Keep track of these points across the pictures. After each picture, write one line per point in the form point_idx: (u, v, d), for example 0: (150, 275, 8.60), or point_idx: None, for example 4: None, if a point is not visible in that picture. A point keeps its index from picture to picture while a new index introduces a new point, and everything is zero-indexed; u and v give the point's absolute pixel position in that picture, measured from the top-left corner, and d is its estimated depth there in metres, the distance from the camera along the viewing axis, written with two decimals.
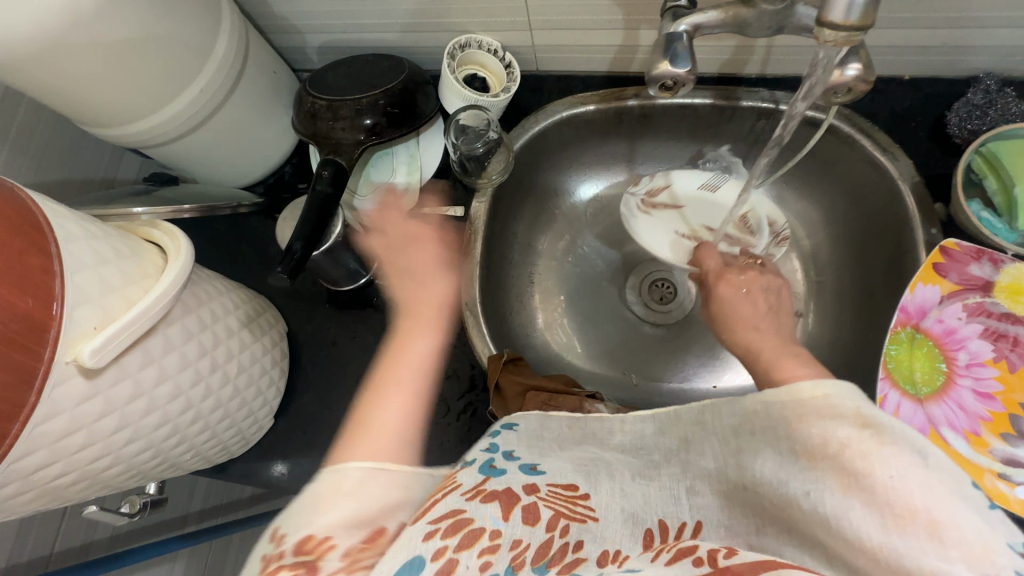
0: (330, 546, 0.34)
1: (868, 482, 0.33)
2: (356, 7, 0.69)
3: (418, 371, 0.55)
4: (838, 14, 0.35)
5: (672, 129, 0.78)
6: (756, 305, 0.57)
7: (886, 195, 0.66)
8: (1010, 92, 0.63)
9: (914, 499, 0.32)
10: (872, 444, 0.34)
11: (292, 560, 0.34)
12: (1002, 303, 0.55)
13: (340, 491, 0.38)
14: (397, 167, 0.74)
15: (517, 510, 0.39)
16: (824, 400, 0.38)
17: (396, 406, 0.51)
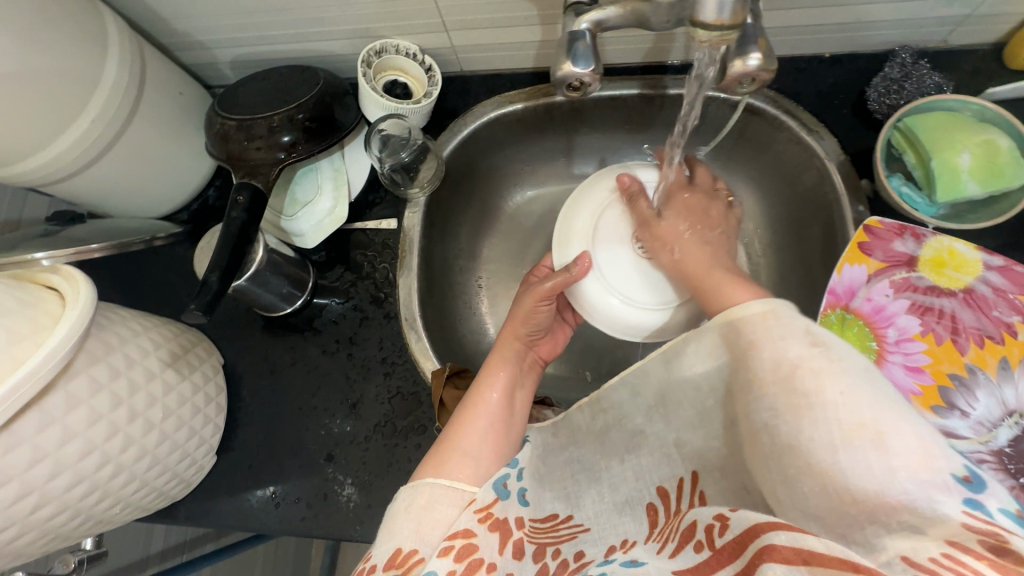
0: (416, 560, 0.40)
1: (821, 401, 0.36)
2: (261, 19, 0.65)
3: (494, 414, 0.53)
4: (709, 14, 0.35)
5: (606, 122, 0.76)
6: (686, 220, 0.62)
7: (817, 173, 0.66)
8: (925, 64, 0.63)
9: (860, 412, 0.34)
10: (823, 363, 0.37)
11: (381, 574, 0.39)
12: (925, 275, 0.56)
13: (410, 503, 0.44)
14: (322, 184, 0.71)
15: (510, 546, 0.44)
16: (777, 321, 0.41)
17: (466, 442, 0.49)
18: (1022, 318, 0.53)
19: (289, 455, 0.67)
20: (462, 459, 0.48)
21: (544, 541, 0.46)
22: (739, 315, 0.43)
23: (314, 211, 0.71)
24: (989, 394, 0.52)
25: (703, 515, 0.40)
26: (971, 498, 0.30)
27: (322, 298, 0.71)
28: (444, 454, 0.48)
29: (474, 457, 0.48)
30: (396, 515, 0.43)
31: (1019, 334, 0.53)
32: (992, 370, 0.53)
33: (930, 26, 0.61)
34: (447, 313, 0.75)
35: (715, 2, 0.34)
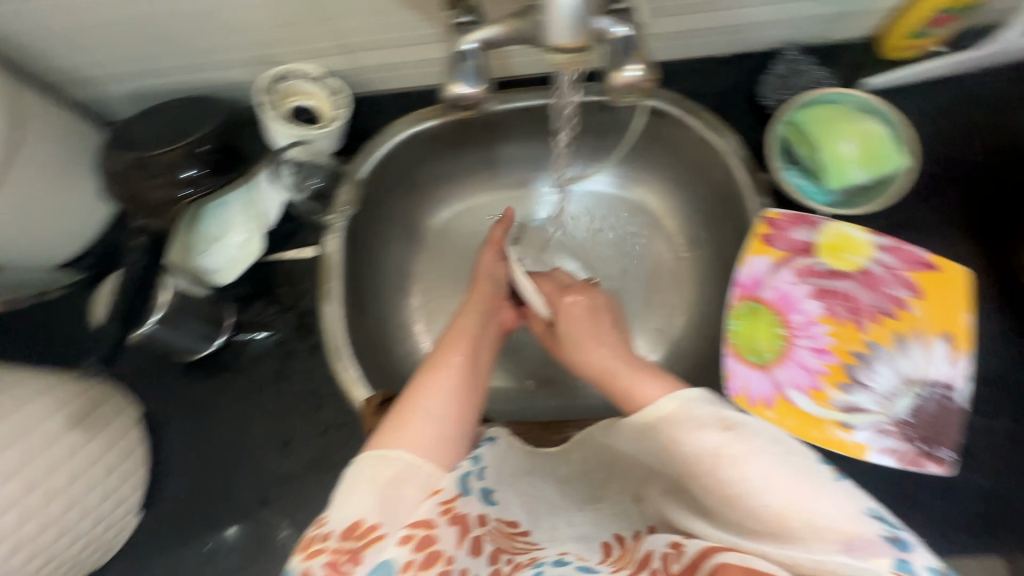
0: (377, 536, 0.38)
1: (747, 489, 0.38)
2: (151, 50, 0.63)
3: (462, 388, 0.50)
4: None
5: (524, 133, 0.77)
6: (590, 323, 0.60)
7: (723, 170, 0.68)
8: (809, 60, 0.67)
9: (785, 493, 0.37)
10: (738, 448, 0.39)
11: (337, 544, 0.38)
12: (824, 261, 0.59)
13: (377, 474, 0.41)
14: (232, 218, 0.67)
15: (469, 541, 0.42)
16: (686, 412, 0.42)
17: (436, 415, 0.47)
18: (912, 293, 0.57)
19: (221, 503, 0.64)
20: (433, 433, 0.45)
21: (500, 544, 0.45)
22: (653, 416, 0.44)
23: (227, 247, 0.67)
24: (891, 370, 0.56)
25: (657, 544, 0.42)
26: (901, 558, 0.34)
27: (245, 334, 0.68)
28: (409, 421, 0.46)
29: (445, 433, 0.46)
30: (356, 483, 0.41)
31: (913, 310, 0.57)
32: (892, 347, 0.56)
33: (811, 23, 0.64)
34: (379, 337, 0.74)
35: None
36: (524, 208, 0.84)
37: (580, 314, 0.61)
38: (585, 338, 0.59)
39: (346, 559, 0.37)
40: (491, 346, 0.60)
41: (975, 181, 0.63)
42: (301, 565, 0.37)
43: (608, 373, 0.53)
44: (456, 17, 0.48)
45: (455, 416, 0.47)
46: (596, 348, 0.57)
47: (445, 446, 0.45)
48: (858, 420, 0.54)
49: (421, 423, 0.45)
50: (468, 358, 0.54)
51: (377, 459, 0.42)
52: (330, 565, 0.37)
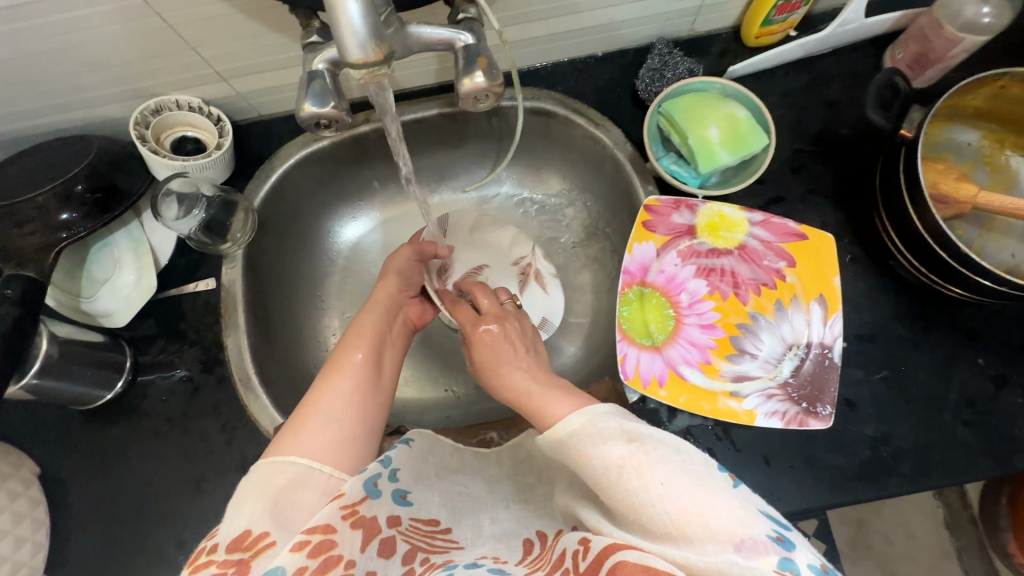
0: (268, 544, 0.36)
1: (647, 498, 0.37)
2: (8, 94, 0.60)
3: (361, 389, 0.50)
4: (354, 54, 0.32)
5: (421, 144, 0.77)
6: (513, 346, 0.56)
7: (612, 163, 0.71)
8: (678, 53, 0.70)
9: (681, 499, 0.36)
10: (640, 457, 0.38)
11: (223, 558, 0.34)
12: (705, 240, 0.62)
13: (270, 482, 0.40)
14: (121, 256, 0.67)
15: (375, 543, 0.40)
16: (592, 425, 0.42)
17: (333, 418, 0.46)
18: (787, 263, 0.60)
19: (133, 553, 0.61)
20: (329, 438, 0.45)
21: (417, 545, 0.43)
22: (564, 432, 0.43)
23: (118, 286, 0.66)
24: (774, 338, 0.59)
25: (570, 542, 0.42)
26: (786, 557, 0.33)
27: (146, 375, 0.66)
28: (306, 427, 0.45)
29: (342, 433, 0.46)
30: (249, 493, 0.39)
31: (790, 280, 0.60)
32: (774, 316, 0.60)
33: (673, 18, 0.68)
34: (292, 362, 0.73)
35: (354, 42, 0.32)
36: None
37: (501, 343, 0.57)
38: (502, 363, 0.55)
39: (232, 571, 0.34)
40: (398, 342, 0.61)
41: (837, 152, 0.68)
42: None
43: (526, 394, 0.50)
44: (307, 36, 0.48)
45: (354, 416, 0.48)
46: (514, 367, 0.54)
47: (344, 448, 0.45)
48: (746, 388, 0.57)
49: (319, 429, 0.45)
50: (369, 357, 0.54)
51: (274, 465, 0.41)
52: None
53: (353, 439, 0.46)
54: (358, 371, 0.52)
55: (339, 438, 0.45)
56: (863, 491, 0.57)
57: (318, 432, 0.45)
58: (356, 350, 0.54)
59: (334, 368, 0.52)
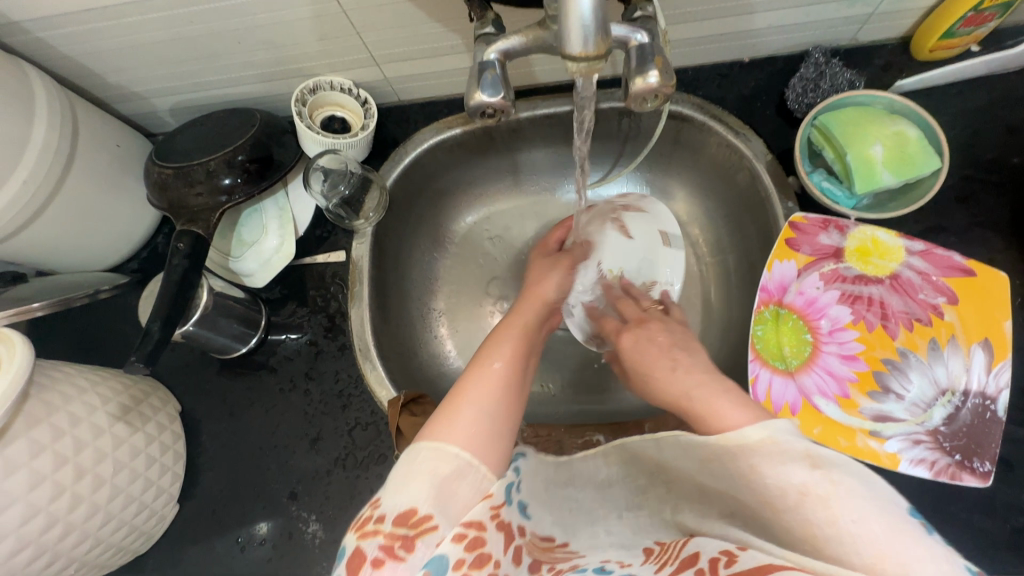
0: (431, 526, 0.35)
1: (835, 534, 0.33)
2: (193, 67, 0.67)
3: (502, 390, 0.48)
4: (575, 47, 0.34)
5: (545, 140, 0.78)
6: (658, 346, 0.54)
7: (748, 174, 0.68)
8: (837, 63, 0.66)
9: (878, 543, 0.32)
10: (828, 487, 0.34)
11: (391, 530, 0.35)
12: (853, 265, 0.58)
13: (435, 469, 0.38)
14: (267, 222, 0.72)
15: (512, 548, 0.39)
16: (771, 445, 0.36)
17: (476, 414, 0.44)
18: (949, 300, 0.55)
19: (252, 496, 0.66)
20: (475, 427, 0.43)
21: (538, 557, 0.41)
22: (735, 440, 0.38)
23: (261, 250, 0.72)
24: (924, 380, 0.54)
25: (706, 546, 0.37)
26: None
27: (277, 334, 0.71)
28: (458, 416, 0.43)
29: (490, 428, 0.43)
30: (412, 473, 0.38)
31: (950, 319, 0.55)
32: (926, 357, 0.55)
33: (839, 26, 0.63)
34: (404, 338, 0.75)
35: (579, 35, 0.34)
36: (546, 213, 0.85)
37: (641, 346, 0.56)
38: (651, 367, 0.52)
39: (400, 545, 0.35)
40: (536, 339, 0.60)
41: (1012, 184, 0.61)
42: (355, 544, 0.35)
43: (683, 398, 0.46)
44: (481, 27, 0.49)
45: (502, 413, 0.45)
46: (668, 371, 0.50)
47: (495, 446, 0.42)
48: (887, 429, 0.53)
49: (465, 421, 0.43)
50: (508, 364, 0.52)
51: (435, 453, 0.39)
52: (384, 549, 0.34)
53: (502, 440, 0.43)
54: (495, 376, 0.49)
55: (490, 435, 0.43)
56: (1013, 564, 0.51)
57: (466, 422, 0.43)
58: (495, 357, 0.52)
59: (477, 368, 0.50)
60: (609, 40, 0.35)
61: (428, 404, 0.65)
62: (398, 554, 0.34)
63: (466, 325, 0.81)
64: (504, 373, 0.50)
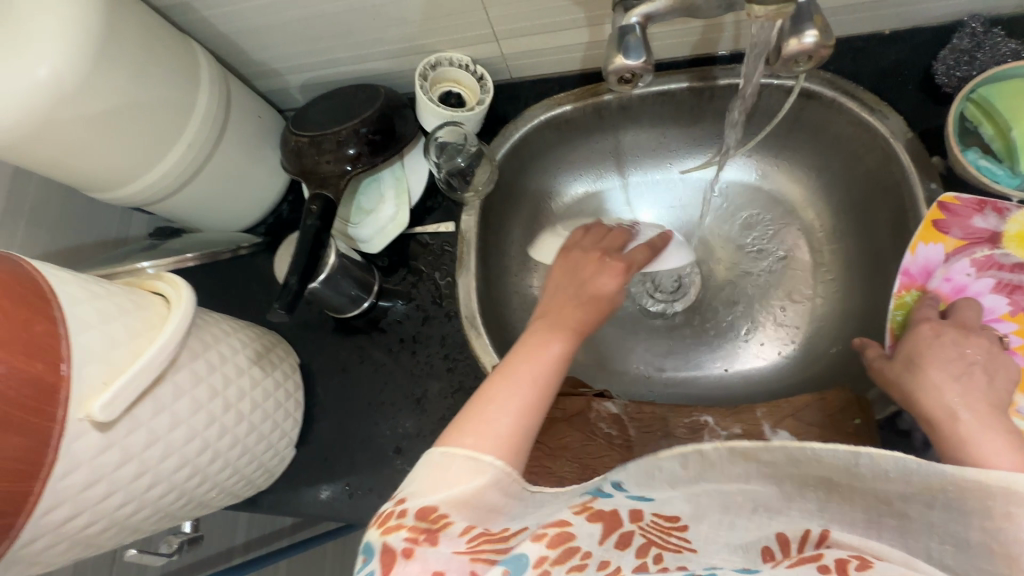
0: (449, 521, 0.37)
1: None
2: (329, 43, 0.71)
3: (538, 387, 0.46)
4: None
5: (655, 120, 0.76)
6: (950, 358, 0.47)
7: (880, 155, 0.64)
8: (998, 32, 0.60)
9: None
10: None
11: (413, 523, 0.37)
12: (1011, 253, 0.55)
13: (467, 477, 0.39)
14: (385, 193, 0.77)
15: (614, 535, 0.41)
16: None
17: (509, 413, 0.44)
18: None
19: (361, 448, 0.71)
20: (506, 426, 0.43)
21: (652, 538, 0.42)
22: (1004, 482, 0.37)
23: (378, 219, 0.76)
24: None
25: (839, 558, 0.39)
26: None
27: (388, 299, 0.75)
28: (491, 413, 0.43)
29: (522, 429, 0.43)
30: (438, 474, 0.39)
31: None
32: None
33: None
34: (505, 310, 0.77)
35: None
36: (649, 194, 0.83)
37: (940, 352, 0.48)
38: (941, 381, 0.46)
39: (423, 538, 0.37)
40: (582, 321, 0.53)
41: None
42: (382, 540, 0.37)
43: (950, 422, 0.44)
44: None
45: (524, 410, 0.44)
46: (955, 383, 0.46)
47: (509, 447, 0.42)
48: None
49: (484, 415, 0.43)
50: (564, 349, 0.50)
51: (469, 463, 0.40)
52: (410, 540, 0.37)
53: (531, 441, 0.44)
54: (538, 367, 0.48)
55: (507, 433, 0.42)
56: None
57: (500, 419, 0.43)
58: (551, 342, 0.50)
59: (511, 360, 0.48)
60: None
61: None
62: (421, 547, 0.37)
63: None
64: (533, 364, 0.48)
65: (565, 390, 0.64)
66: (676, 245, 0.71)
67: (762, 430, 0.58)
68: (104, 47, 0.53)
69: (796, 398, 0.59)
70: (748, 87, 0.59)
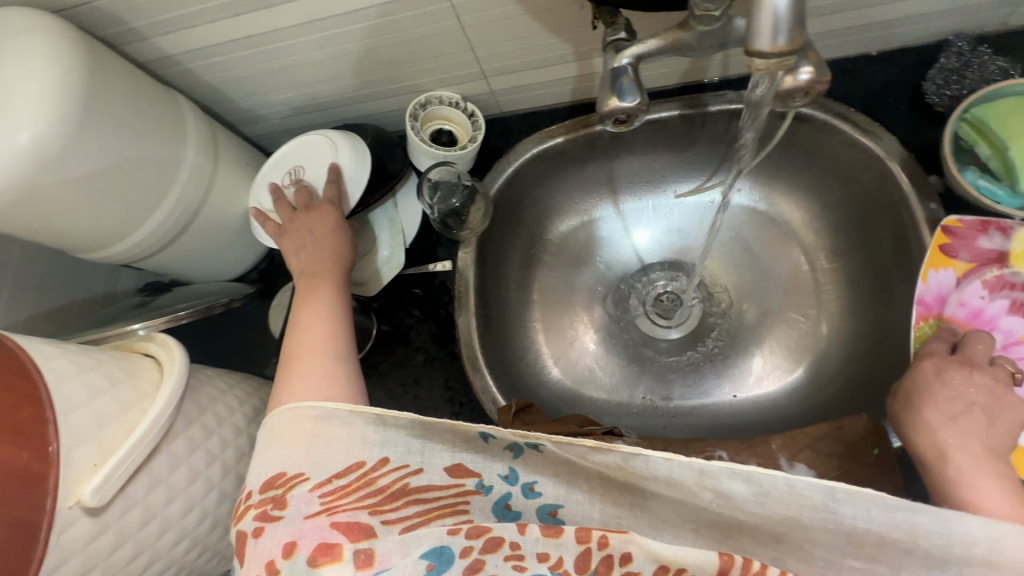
0: (301, 479, 0.39)
1: None
2: (315, 87, 0.71)
3: (323, 332, 0.53)
4: (764, 43, 0.33)
5: (647, 147, 0.76)
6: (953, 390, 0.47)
7: (877, 175, 0.64)
8: (985, 50, 0.61)
9: None
10: None
11: (261, 498, 0.39)
12: (1019, 270, 0.55)
13: (296, 428, 0.40)
14: (379, 233, 0.75)
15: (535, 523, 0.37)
16: None
17: (314, 358, 0.50)
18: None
19: None
20: (321, 370, 0.49)
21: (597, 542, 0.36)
22: None
23: (372, 261, 0.75)
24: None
25: None
26: None
27: (387, 343, 0.74)
28: (296, 378, 0.48)
29: (341, 370, 0.49)
30: (278, 438, 0.41)
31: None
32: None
33: (988, 11, 0.58)
34: (507, 346, 0.76)
35: (769, 28, 0.32)
36: (648, 219, 0.82)
37: (944, 385, 0.48)
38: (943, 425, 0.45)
39: (272, 508, 0.38)
40: (340, 262, 0.62)
41: None
42: (238, 528, 0.39)
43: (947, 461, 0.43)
44: (613, 33, 0.48)
45: (322, 352, 0.50)
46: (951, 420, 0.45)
47: (335, 380, 0.48)
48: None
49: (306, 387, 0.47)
50: (337, 298, 0.57)
51: (297, 411, 0.41)
52: (261, 518, 0.38)
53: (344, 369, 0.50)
54: (322, 305, 0.56)
55: (328, 379, 0.48)
56: None
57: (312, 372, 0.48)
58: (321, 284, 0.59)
59: (298, 312, 0.55)
60: (804, 32, 0.33)
61: (537, 414, 0.64)
62: (269, 515, 0.38)
63: (563, 336, 0.80)
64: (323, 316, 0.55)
65: (575, 431, 0.61)
66: (351, 169, 0.67)
67: (778, 464, 0.56)
68: (86, 110, 0.51)
69: (811, 427, 0.58)
70: (755, 121, 0.54)
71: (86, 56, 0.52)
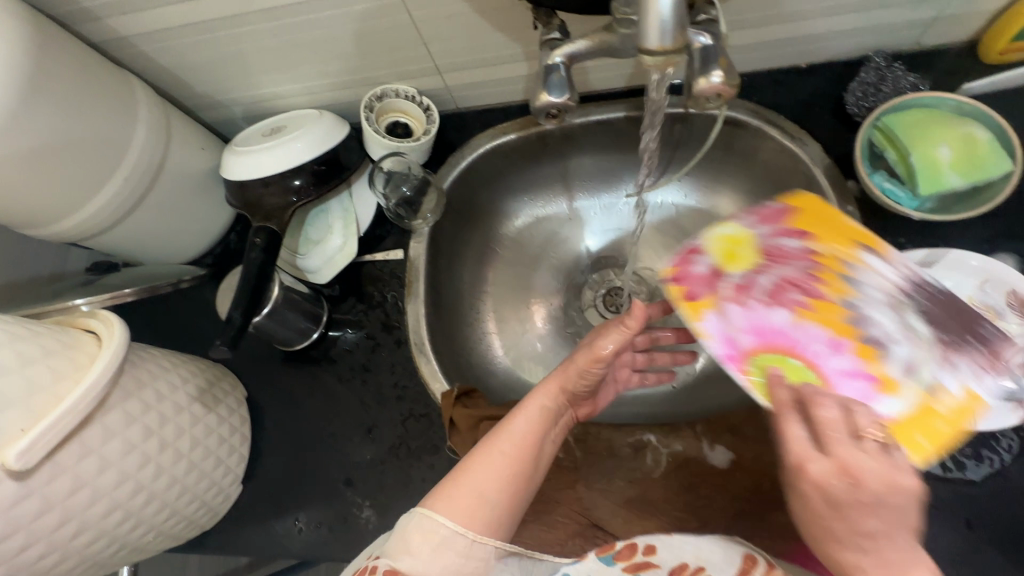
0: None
1: None
2: (272, 76, 0.72)
3: (513, 460, 0.48)
4: (652, 41, 0.36)
5: (597, 148, 0.79)
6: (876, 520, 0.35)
7: (804, 179, 0.68)
8: (899, 67, 0.66)
9: None
10: None
11: None
12: (735, 271, 0.51)
13: (427, 535, 0.42)
14: (332, 223, 0.77)
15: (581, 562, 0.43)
16: None
17: (493, 481, 0.46)
18: (808, 236, 0.51)
19: (310, 484, 0.70)
20: (489, 496, 0.45)
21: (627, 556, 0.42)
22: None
23: (325, 249, 0.76)
24: (883, 307, 0.47)
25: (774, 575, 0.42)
26: None
27: (338, 330, 0.75)
28: (462, 485, 0.46)
29: (489, 499, 0.45)
30: (412, 534, 0.43)
31: (828, 250, 0.50)
32: (857, 292, 0.48)
33: (901, 30, 0.63)
34: (457, 335, 0.78)
35: (656, 29, 0.35)
36: (599, 216, 0.85)
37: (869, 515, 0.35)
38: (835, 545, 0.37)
39: None
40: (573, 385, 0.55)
41: None
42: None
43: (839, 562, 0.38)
44: (547, 32, 0.52)
45: (498, 480, 0.46)
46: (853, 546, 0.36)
47: (487, 521, 0.44)
48: None
49: (471, 488, 0.45)
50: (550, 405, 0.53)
51: (430, 522, 0.43)
52: None
53: (510, 509, 0.46)
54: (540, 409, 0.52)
55: (482, 511, 0.45)
56: None
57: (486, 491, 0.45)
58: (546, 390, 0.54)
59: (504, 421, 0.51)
60: (685, 33, 0.36)
61: (480, 398, 0.68)
62: None
63: (513, 329, 0.82)
64: (537, 417, 0.52)
65: None
66: (327, 133, 0.70)
67: (701, 448, 0.61)
68: (31, 85, 0.52)
69: (733, 413, 0.62)
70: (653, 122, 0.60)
71: (33, 32, 0.53)
